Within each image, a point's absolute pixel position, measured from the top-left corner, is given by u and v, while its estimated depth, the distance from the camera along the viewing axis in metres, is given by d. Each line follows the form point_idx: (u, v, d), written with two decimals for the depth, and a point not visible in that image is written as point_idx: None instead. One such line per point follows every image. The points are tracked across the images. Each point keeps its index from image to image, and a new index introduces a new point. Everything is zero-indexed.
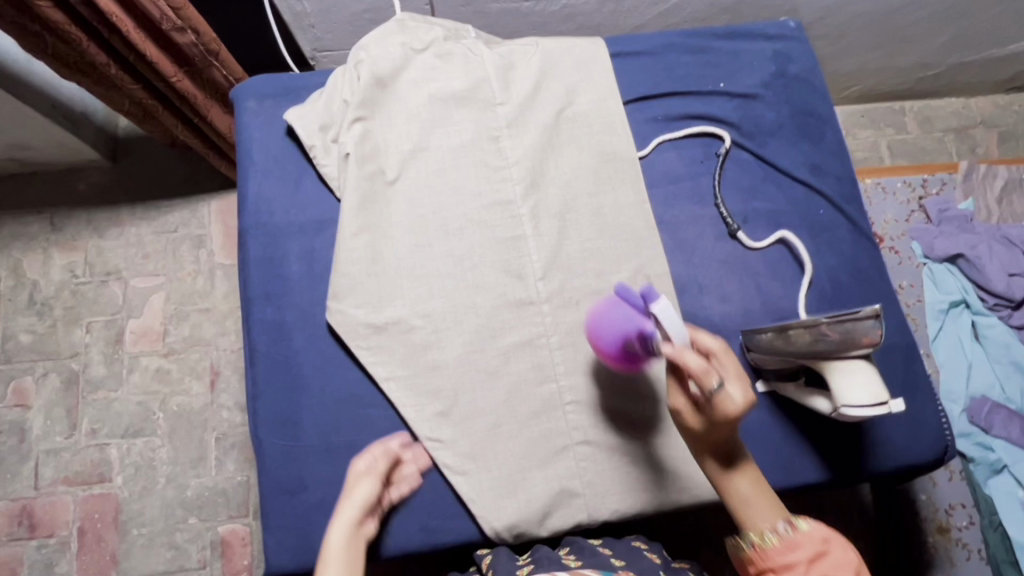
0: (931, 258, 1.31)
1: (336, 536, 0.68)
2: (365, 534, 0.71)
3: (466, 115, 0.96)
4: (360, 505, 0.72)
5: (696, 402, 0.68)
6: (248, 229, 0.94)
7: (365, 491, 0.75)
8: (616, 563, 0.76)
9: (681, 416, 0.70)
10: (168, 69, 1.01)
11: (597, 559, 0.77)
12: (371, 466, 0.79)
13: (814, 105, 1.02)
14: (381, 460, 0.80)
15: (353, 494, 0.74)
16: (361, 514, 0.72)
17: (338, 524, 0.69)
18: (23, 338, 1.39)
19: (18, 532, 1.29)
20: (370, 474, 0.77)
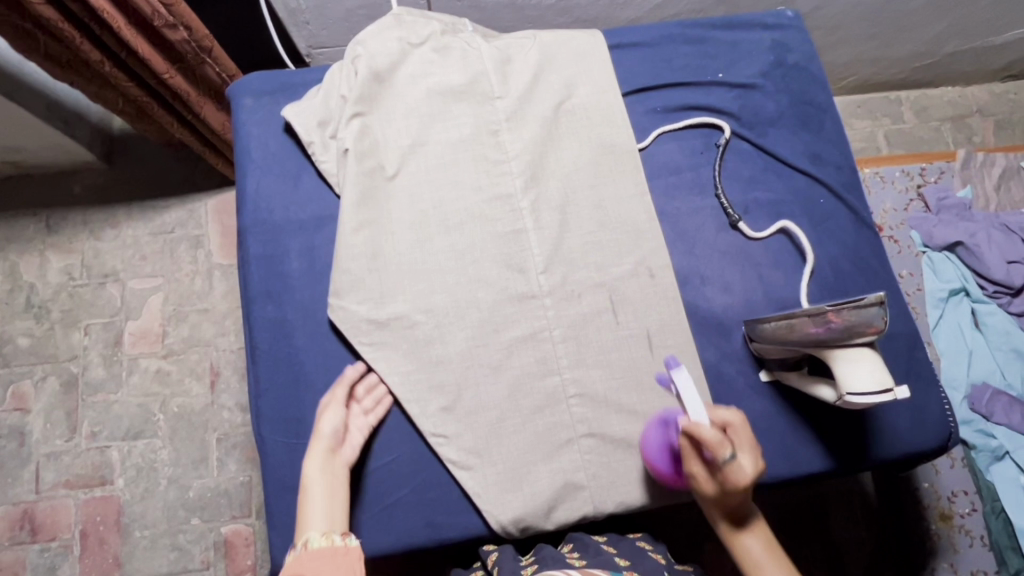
0: (930, 246, 1.31)
1: (310, 469, 0.79)
2: (340, 463, 0.81)
3: (464, 110, 0.96)
4: (329, 439, 0.81)
5: (709, 470, 0.75)
6: (247, 227, 0.94)
7: (329, 424, 0.81)
8: (621, 564, 0.76)
9: (694, 482, 0.76)
10: (161, 66, 1.00)
11: (601, 559, 0.77)
12: (332, 397, 0.84)
13: (813, 95, 1.02)
14: (342, 388, 0.84)
15: (320, 429, 0.82)
16: (332, 447, 0.81)
17: (311, 460, 0.79)
18: (21, 341, 1.38)
19: (20, 536, 1.29)
20: (332, 404, 0.83)
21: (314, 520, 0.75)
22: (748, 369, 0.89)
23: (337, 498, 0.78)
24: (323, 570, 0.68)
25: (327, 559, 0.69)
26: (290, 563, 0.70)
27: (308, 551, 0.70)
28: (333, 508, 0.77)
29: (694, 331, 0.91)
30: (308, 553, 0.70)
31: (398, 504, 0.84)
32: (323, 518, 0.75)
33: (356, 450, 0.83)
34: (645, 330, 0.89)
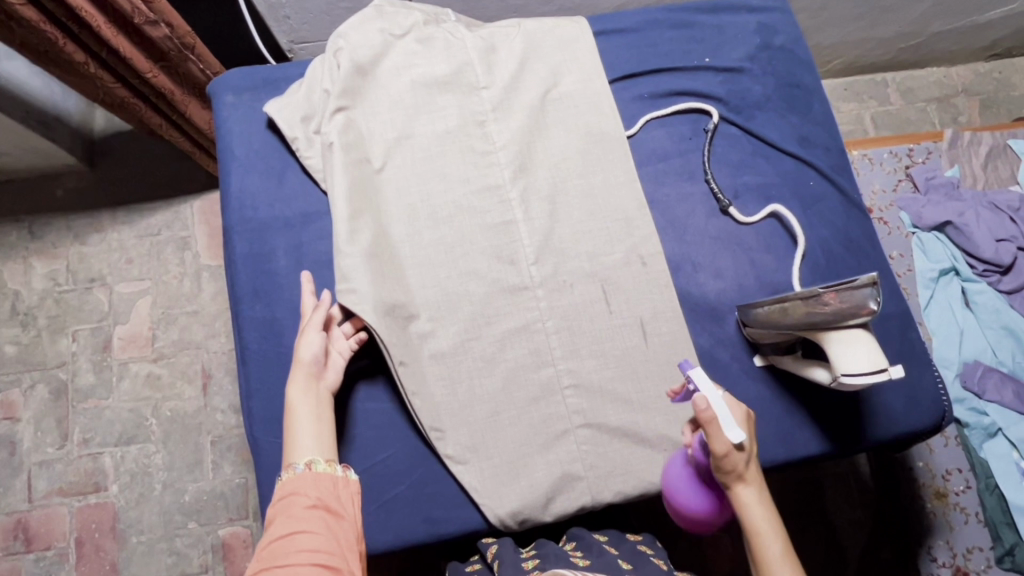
0: (920, 227, 1.31)
1: (295, 392, 0.77)
2: (325, 388, 0.79)
3: (449, 101, 0.95)
4: (311, 364, 0.79)
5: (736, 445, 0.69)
6: (232, 226, 0.92)
7: (311, 349, 0.79)
8: (624, 567, 0.75)
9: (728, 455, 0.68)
10: (143, 65, 0.99)
11: (604, 559, 0.77)
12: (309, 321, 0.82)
13: (800, 77, 1.01)
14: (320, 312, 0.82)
15: (299, 356, 0.79)
16: (315, 372, 0.79)
17: (295, 383, 0.77)
18: (8, 349, 1.36)
19: (15, 546, 1.27)
20: (311, 328, 0.81)
21: (303, 442, 0.73)
22: (743, 354, 0.89)
23: (324, 424, 0.76)
24: (325, 495, 0.67)
25: (327, 486, 0.68)
26: (285, 481, 0.68)
27: (308, 474, 0.69)
28: (323, 433, 0.75)
29: (687, 318, 0.91)
30: (311, 475, 0.69)
31: (395, 500, 0.84)
32: (312, 442, 0.73)
33: (338, 375, 0.82)
34: (638, 318, 0.89)
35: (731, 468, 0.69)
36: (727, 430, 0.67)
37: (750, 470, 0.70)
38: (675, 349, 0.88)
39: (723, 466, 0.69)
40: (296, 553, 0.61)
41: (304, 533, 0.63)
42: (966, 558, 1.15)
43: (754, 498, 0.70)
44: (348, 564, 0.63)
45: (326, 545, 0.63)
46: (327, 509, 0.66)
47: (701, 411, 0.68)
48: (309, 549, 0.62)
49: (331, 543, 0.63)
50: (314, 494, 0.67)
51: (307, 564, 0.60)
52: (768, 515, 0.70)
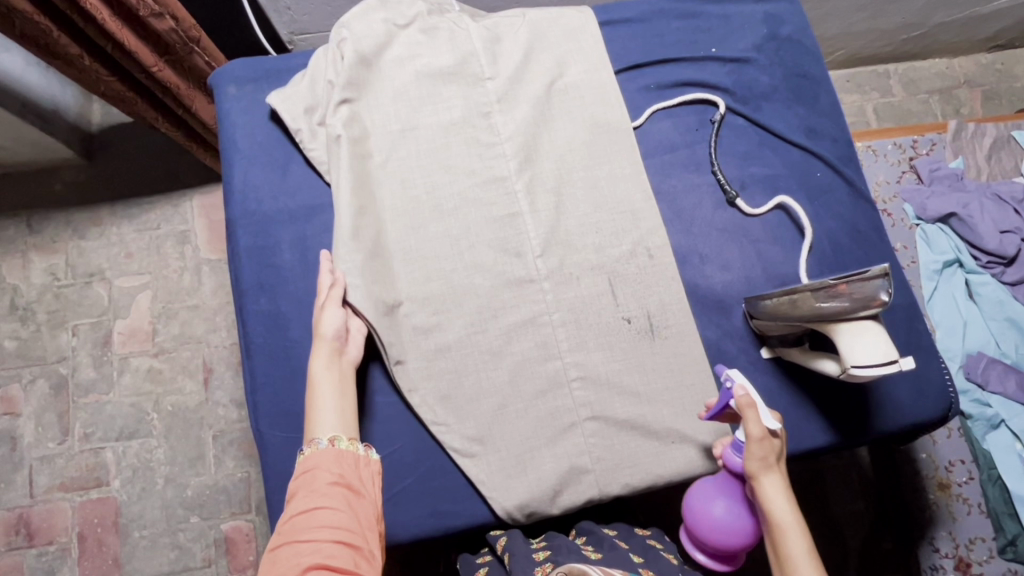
0: (923, 219, 1.31)
1: (318, 366, 0.78)
2: (347, 363, 0.80)
3: (454, 92, 0.94)
4: (331, 339, 0.80)
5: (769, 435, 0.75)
6: (236, 219, 0.91)
7: (331, 324, 0.80)
8: (637, 561, 0.76)
9: (760, 440, 0.74)
10: (149, 59, 0.97)
11: (616, 553, 0.77)
12: (326, 296, 0.83)
13: (807, 67, 1.01)
14: (336, 288, 0.83)
15: (321, 331, 0.80)
16: (337, 347, 0.80)
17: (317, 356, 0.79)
18: (7, 344, 1.35)
19: (17, 541, 1.27)
20: (331, 303, 0.82)
21: (325, 418, 0.74)
22: (750, 346, 0.89)
23: (344, 400, 0.77)
24: (346, 472, 0.69)
25: (347, 464, 0.70)
26: (307, 456, 0.70)
27: (331, 450, 0.70)
28: (345, 410, 0.76)
29: (694, 310, 0.90)
30: (333, 451, 0.70)
31: (402, 494, 0.84)
32: (335, 419, 0.74)
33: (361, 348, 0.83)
34: (645, 311, 0.88)
35: (761, 458, 0.74)
36: (763, 416, 0.74)
37: (778, 465, 0.75)
38: (682, 341, 0.88)
39: (755, 453, 0.74)
40: (319, 528, 0.62)
41: (326, 508, 0.64)
42: (969, 549, 1.14)
43: (780, 492, 0.74)
44: (367, 543, 0.65)
45: (347, 522, 0.64)
46: (349, 487, 0.68)
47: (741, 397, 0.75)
48: (331, 526, 0.63)
49: (352, 521, 0.65)
50: (335, 471, 0.68)
51: (330, 539, 0.62)
52: (791, 510, 0.73)
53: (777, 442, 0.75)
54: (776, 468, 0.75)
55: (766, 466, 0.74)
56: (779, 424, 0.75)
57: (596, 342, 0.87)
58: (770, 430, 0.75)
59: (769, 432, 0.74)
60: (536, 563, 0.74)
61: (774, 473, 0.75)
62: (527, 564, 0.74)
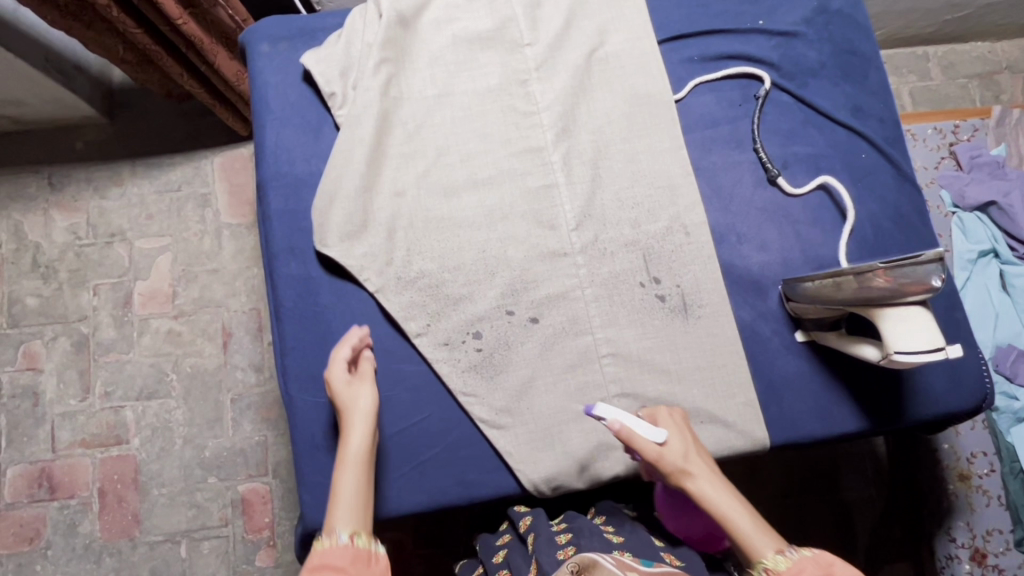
0: (961, 207, 1.27)
1: (353, 449, 0.73)
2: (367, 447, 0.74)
3: (491, 58, 0.92)
4: (370, 420, 0.75)
5: (662, 448, 0.73)
6: (267, 180, 0.90)
7: (367, 401, 0.76)
8: (658, 546, 0.77)
9: (660, 455, 0.72)
10: (173, 10, 0.96)
11: (637, 537, 0.77)
12: (360, 372, 0.79)
13: (857, 43, 0.97)
14: (351, 348, 0.80)
15: (351, 408, 0.76)
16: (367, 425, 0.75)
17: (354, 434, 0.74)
18: (29, 301, 1.36)
19: (39, 494, 1.29)
20: (365, 379, 0.79)
21: (349, 507, 0.69)
22: (784, 329, 0.88)
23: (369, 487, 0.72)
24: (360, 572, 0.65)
25: (364, 563, 0.66)
26: (322, 548, 0.66)
27: (349, 547, 0.66)
28: (363, 500, 0.71)
29: (729, 290, 0.89)
30: (349, 547, 0.66)
31: (430, 462, 0.84)
32: (353, 508, 0.69)
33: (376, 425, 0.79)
34: (678, 289, 0.87)
35: (676, 468, 0.72)
36: (645, 434, 0.73)
37: (693, 462, 0.73)
38: (716, 322, 0.86)
39: (668, 470, 0.73)
40: None
41: None
42: (985, 540, 1.10)
43: (713, 486, 0.72)
44: None
45: None
46: None
47: (620, 431, 0.73)
48: None
49: None
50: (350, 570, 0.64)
51: None
52: (727, 496, 0.71)
53: (676, 445, 0.73)
54: (694, 465, 0.73)
55: (683, 472, 0.72)
56: (664, 431, 0.73)
57: (626, 307, 0.86)
58: (661, 441, 0.73)
59: (662, 444, 0.73)
60: (558, 546, 0.74)
61: (698, 474, 0.72)
62: (550, 548, 0.74)
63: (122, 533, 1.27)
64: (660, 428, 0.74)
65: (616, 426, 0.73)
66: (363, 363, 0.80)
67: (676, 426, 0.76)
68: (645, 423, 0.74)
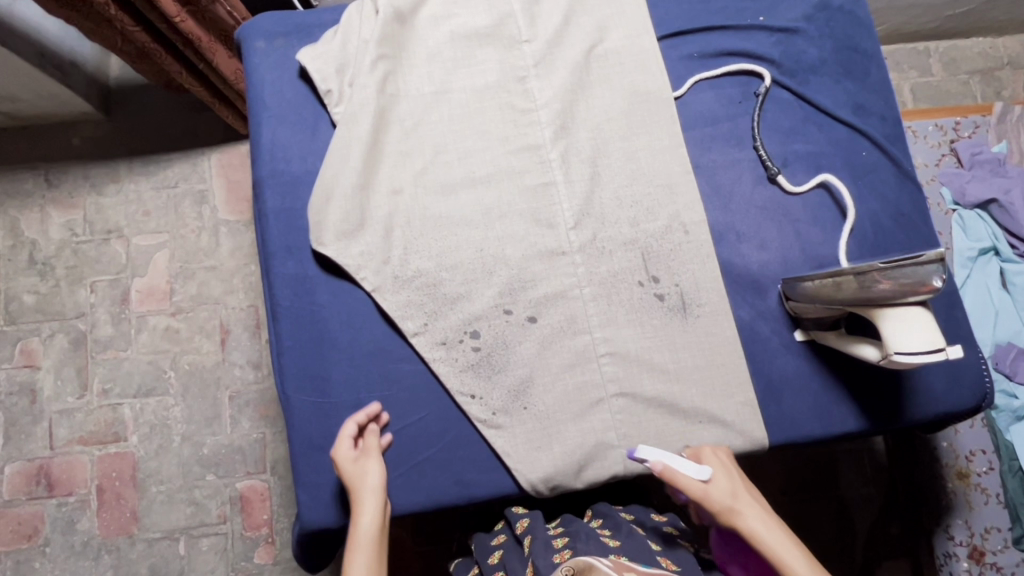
0: (962, 204, 1.26)
1: (364, 532, 0.74)
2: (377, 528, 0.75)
3: (489, 54, 0.91)
4: (379, 499, 0.77)
5: (708, 487, 0.75)
6: (263, 178, 0.89)
7: (375, 479, 0.77)
8: (655, 549, 0.76)
9: (705, 492, 0.75)
10: (169, 7, 0.95)
11: (634, 540, 0.77)
12: (366, 446, 0.80)
13: (858, 40, 0.96)
14: (356, 423, 0.80)
15: (360, 487, 0.77)
16: (379, 504, 0.77)
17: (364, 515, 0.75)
18: (26, 298, 1.35)
19: (37, 491, 1.29)
20: (370, 454, 0.79)
21: None
22: (784, 328, 0.87)
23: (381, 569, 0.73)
24: None
25: None
26: None
27: None
28: None
29: (728, 289, 0.88)
30: None
31: (428, 462, 0.83)
32: None
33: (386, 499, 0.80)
34: (677, 288, 0.87)
35: (723, 505, 0.75)
36: (689, 472, 0.76)
37: (741, 500, 0.75)
38: (715, 321, 0.86)
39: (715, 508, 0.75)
40: None
41: None
42: (983, 538, 1.10)
43: (761, 522, 0.73)
44: None
45: None
46: None
47: (662, 471, 0.77)
48: None
49: None
50: None
51: None
52: (779, 534, 0.72)
53: (722, 484, 0.76)
54: (741, 503, 0.75)
55: (731, 510, 0.74)
56: (708, 470, 0.76)
57: (624, 307, 0.86)
58: (706, 479, 0.76)
59: (707, 482, 0.76)
60: (555, 550, 0.74)
61: (746, 511, 0.74)
62: (546, 551, 0.74)
63: (121, 530, 1.27)
64: (705, 467, 0.77)
65: (659, 465, 0.77)
66: (368, 437, 0.81)
67: (723, 465, 0.79)
68: (688, 462, 0.77)
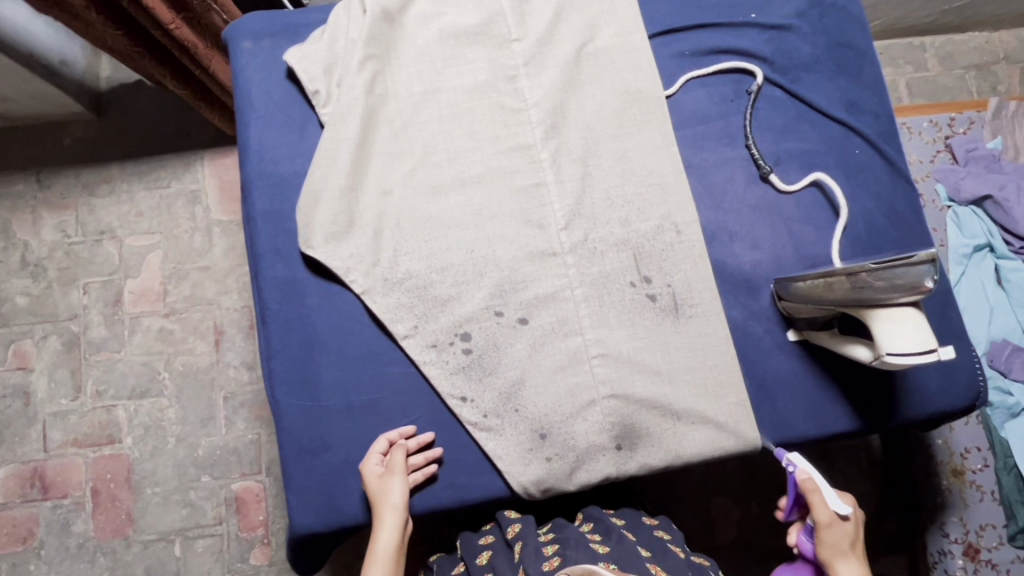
0: (956, 201, 1.25)
1: (381, 548, 0.77)
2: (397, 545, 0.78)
3: (480, 53, 0.90)
4: (399, 518, 0.79)
5: (836, 523, 0.77)
6: (251, 180, 0.88)
7: (397, 498, 0.79)
8: (645, 555, 0.76)
9: (830, 524, 0.76)
10: (164, 14, 0.93)
11: (624, 546, 0.76)
12: (391, 464, 0.79)
13: (852, 37, 0.95)
14: (387, 442, 0.81)
15: (384, 504, 0.79)
16: (400, 522, 0.79)
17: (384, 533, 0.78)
18: (19, 300, 1.34)
19: (32, 494, 1.28)
20: (395, 472, 0.79)
21: None
22: (776, 328, 0.87)
23: None
24: None
25: None
26: None
27: None
28: None
29: (721, 289, 0.88)
30: None
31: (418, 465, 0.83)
32: None
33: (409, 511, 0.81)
34: (669, 288, 0.86)
35: (835, 544, 0.76)
36: (829, 499, 0.77)
37: (854, 550, 0.76)
38: (708, 321, 0.85)
39: (826, 538, 0.77)
40: None
41: None
42: (978, 535, 1.10)
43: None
44: None
45: None
46: None
47: (805, 482, 0.78)
48: None
49: None
50: None
51: None
52: None
53: (850, 527, 0.77)
54: (852, 553, 0.76)
55: (839, 551, 0.76)
56: (848, 508, 0.77)
57: (616, 307, 0.85)
58: (839, 514, 0.77)
59: (839, 517, 0.77)
60: (545, 557, 0.74)
61: (851, 559, 0.75)
62: (536, 559, 0.74)
63: (117, 532, 1.27)
64: (844, 504, 0.78)
65: (804, 476, 0.79)
66: (394, 453, 0.80)
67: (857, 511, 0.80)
68: (835, 492, 0.77)
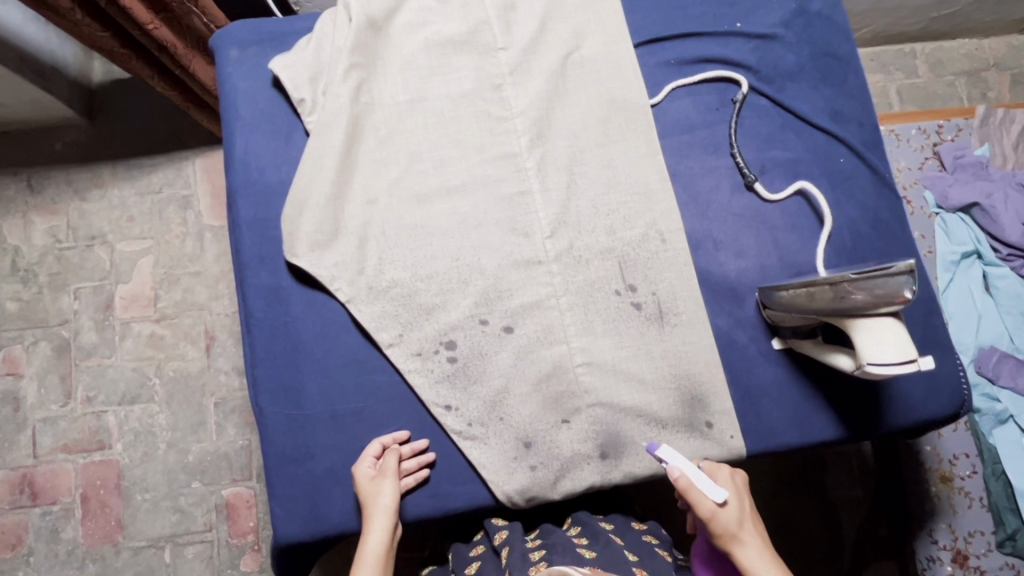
0: (944, 208, 1.25)
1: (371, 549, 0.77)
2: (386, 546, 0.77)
3: (465, 62, 0.90)
4: (388, 519, 0.78)
5: (717, 511, 0.75)
6: (236, 189, 0.88)
7: (387, 499, 0.78)
8: (630, 559, 0.76)
9: (713, 515, 0.75)
10: (142, 14, 0.93)
11: (611, 552, 0.76)
12: (383, 466, 0.79)
13: (836, 46, 0.96)
14: (379, 444, 0.81)
15: (374, 505, 0.78)
16: (390, 522, 0.78)
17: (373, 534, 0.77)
18: (10, 305, 1.34)
19: (21, 500, 1.28)
20: (387, 475, 0.78)
21: None
22: (761, 336, 0.87)
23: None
24: None
25: None
26: None
27: None
28: None
29: (706, 297, 0.88)
30: None
31: None
32: None
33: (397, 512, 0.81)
34: (654, 296, 0.86)
35: (724, 531, 0.75)
36: (706, 491, 0.75)
37: (744, 528, 0.76)
38: (692, 329, 0.85)
39: (714, 530, 0.75)
40: None
41: None
42: (967, 542, 1.10)
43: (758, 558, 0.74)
44: None
45: None
46: None
47: (678, 479, 0.76)
48: None
49: None
50: None
51: None
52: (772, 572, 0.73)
53: (732, 509, 0.76)
54: (744, 532, 0.76)
55: (733, 537, 0.75)
56: (725, 493, 0.75)
57: (601, 316, 0.86)
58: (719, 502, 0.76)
59: (719, 506, 0.75)
60: (531, 562, 0.74)
61: (745, 541, 0.75)
62: (522, 564, 0.74)
63: (106, 539, 1.26)
64: (722, 489, 0.76)
65: (677, 473, 0.76)
66: (387, 456, 0.79)
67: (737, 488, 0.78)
68: (708, 481, 0.76)
